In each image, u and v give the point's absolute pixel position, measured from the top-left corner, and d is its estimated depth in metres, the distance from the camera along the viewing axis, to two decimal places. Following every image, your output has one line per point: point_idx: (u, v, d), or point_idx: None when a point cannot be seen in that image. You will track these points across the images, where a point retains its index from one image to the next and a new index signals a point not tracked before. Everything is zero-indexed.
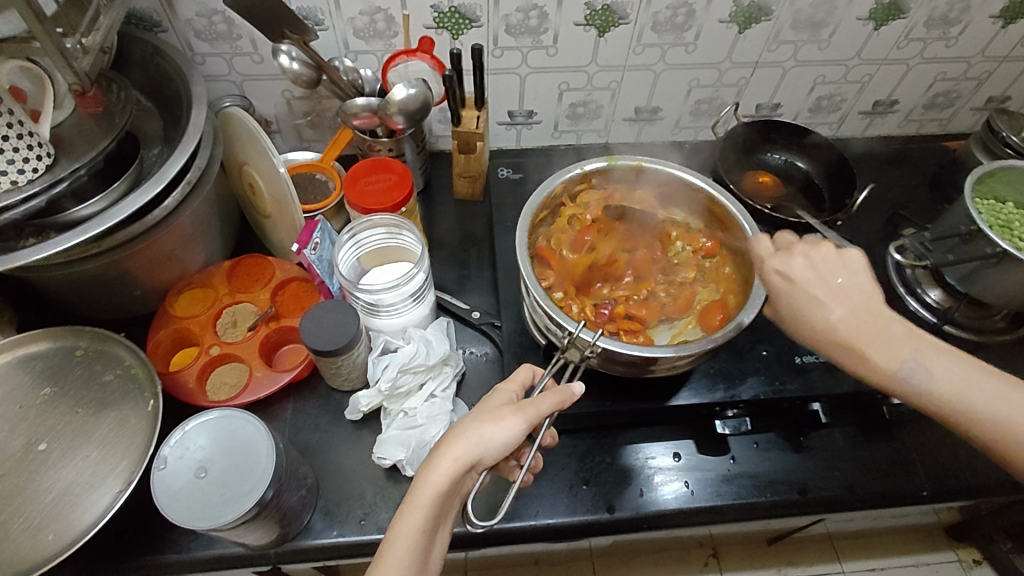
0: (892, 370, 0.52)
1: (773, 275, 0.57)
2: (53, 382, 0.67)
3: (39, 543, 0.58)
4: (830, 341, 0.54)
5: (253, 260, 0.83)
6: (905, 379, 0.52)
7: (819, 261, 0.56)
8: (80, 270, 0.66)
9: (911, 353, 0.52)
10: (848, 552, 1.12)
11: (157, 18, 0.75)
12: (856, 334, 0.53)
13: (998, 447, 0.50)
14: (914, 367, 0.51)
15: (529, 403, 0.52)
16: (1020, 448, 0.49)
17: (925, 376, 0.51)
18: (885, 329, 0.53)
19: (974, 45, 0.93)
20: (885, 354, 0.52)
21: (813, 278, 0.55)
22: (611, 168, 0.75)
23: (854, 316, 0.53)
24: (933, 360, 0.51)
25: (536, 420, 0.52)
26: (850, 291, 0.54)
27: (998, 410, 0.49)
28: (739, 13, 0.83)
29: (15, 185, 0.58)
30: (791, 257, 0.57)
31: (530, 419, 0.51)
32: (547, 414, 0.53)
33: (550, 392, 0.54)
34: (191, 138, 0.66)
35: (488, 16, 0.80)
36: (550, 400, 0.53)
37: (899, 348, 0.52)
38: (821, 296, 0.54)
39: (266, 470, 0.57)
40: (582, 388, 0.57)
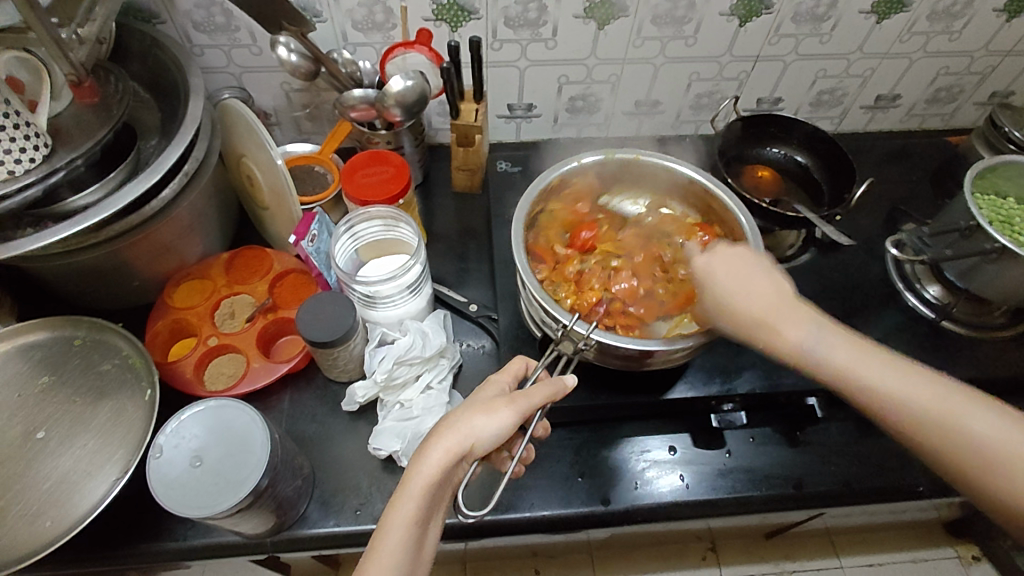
0: (798, 344, 0.53)
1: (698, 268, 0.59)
2: (52, 371, 0.67)
3: (37, 530, 0.58)
4: (743, 318, 0.55)
5: (252, 252, 0.83)
6: (810, 354, 0.53)
7: (728, 252, 0.59)
8: (79, 260, 0.67)
9: (813, 330, 0.53)
10: (847, 548, 1.12)
11: (155, 9, 0.76)
12: (764, 312, 0.54)
13: (906, 426, 0.50)
14: (817, 341, 0.53)
15: (520, 395, 0.52)
16: (926, 425, 0.49)
17: (829, 351, 0.52)
18: (788, 308, 0.54)
19: (978, 39, 0.92)
20: (790, 330, 0.53)
21: (726, 266, 0.58)
22: (607, 161, 0.75)
23: (762, 295, 0.55)
24: (835, 337, 0.53)
25: (527, 412, 0.52)
26: (756, 275, 0.56)
27: (897, 384, 0.50)
28: (740, 6, 0.83)
29: (13, 175, 0.59)
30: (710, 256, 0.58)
31: (522, 411, 0.51)
32: (539, 406, 0.53)
33: (542, 385, 0.54)
34: (188, 129, 0.66)
35: (486, 9, 0.80)
36: (543, 393, 0.54)
37: (802, 324, 0.54)
38: (732, 280, 0.56)
39: (261, 459, 0.57)
40: (574, 379, 0.57)
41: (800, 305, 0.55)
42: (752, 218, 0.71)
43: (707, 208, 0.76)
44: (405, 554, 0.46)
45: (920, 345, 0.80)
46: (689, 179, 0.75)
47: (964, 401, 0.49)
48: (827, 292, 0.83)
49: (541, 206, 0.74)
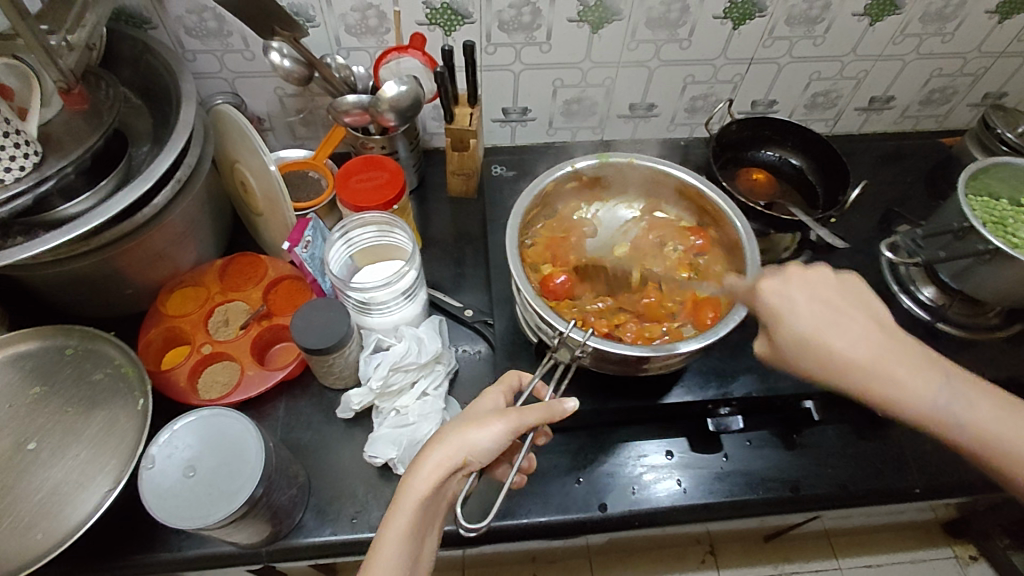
0: (918, 394, 0.50)
1: (777, 300, 0.54)
2: (43, 380, 0.66)
3: (28, 542, 0.58)
4: (858, 366, 0.50)
5: (246, 258, 0.82)
6: (930, 404, 0.50)
7: (823, 285, 0.54)
8: (70, 268, 0.66)
9: (930, 376, 0.51)
10: (845, 549, 1.12)
11: (147, 14, 0.75)
12: (882, 358, 0.51)
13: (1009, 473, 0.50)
14: (937, 390, 0.50)
15: (514, 410, 0.51)
16: None
17: (950, 400, 0.50)
18: (899, 351, 0.51)
19: (971, 40, 0.92)
20: (909, 377, 0.50)
21: (820, 304, 0.53)
22: (602, 165, 0.75)
23: (873, 338, 0.52)
24: (953, 383, 0.51)
25: (522, 429, 0.51)
26: (860, 314, 0.53)
27: (1015, 431, 0.49)
28: (734, 9, 0.83)
29: (2, 182, 0.58)
30: (798, 293, 0.53)
31: (516, 426, 0.51)
32: (532, 427, 0.52)
33: (536, 407, 0.53)
34: (179, 135, 0.66)
35: (480, 13, 0.80)
36: (537, 414, 0.53)
37: (919, 371, 0.51)
38: (838, 320, 0.52)
39: (254, 470, 0.57)
40: (574, 404, 0.55)
41: (910, 346, 0.52)
42: (746, 221, 0.70)
43: (701, 210, 0.76)
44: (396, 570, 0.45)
45: None
46: (682, 182, 0.75)
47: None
48: None
49: (534, 211, 0.73)
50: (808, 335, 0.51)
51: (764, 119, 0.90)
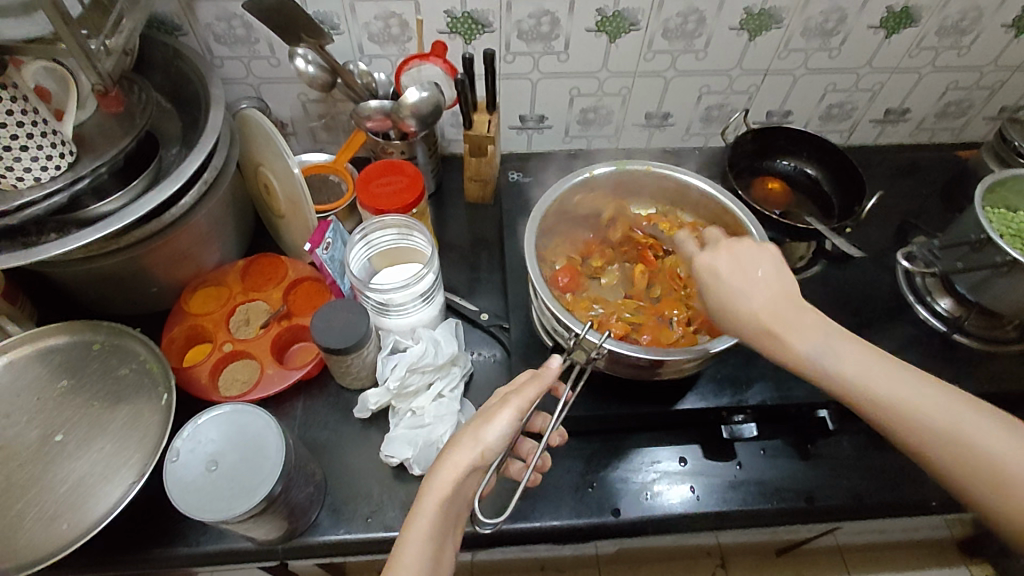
0: (802, 353, 0.52)
1: (700, 266, 0.57)
2: (71, 374, 0.68)
3: (54, 532, 0.59)
4: (753, 320, 0.53)
5: (267, 259, 0.84)
6: (815, 365, 0.51)
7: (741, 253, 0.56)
8: (98, 266, 0.68)
9: (821, 342, 0.52)
10: (857, 564, 1.11)
11: (178, 21, 0.77)
12: (775, 316, 0.53)
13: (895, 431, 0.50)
14: (824, 351, 0.51)
15: (514, 394, 0.53)
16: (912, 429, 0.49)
17: (837, 361, 0.51)
18: (799, 317, 0.53)
19: (987, 54, 0.93)
20: (797, 337, 0.52)
21: (731, 267, 0.55)
22: (620, 172, 0.76)
23: (775, 299, 0.54)
24: (843, 343, 0.52)
25: (525, 409, 0.53)
26: (770, 279, 0.55)
27: (907, 397, 0.49)
28: (750, 21, 0.84)
29: (38, 181, 0.61)
30: (718, 259, 0.56)
31: (517, 406, 0.52)
32: (534, 402, 0.54)
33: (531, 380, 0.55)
34: (207, 138, 0.68)
35: (501, 22, 0.81)
36: (534, 388, 0.54)
37: (808, 331, 0.52)
38: (741, 286, 0.54)
39: (275, 464, 0.58)
40: (559, 361, 0.57)
41: (804, 308, 0.54)
42: (763, 231, 0.71)
43: (718, 217, 0.77)
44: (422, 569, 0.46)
45: (931, 358, 0.80)
46: (700, 191, 0.76)
47: (966, 414, 0.49)
48: (837, 306, 0.83)
49: (553, 214, 0.75)
50: (717, 296, 0.55)
51: (782, 128, 0.91)
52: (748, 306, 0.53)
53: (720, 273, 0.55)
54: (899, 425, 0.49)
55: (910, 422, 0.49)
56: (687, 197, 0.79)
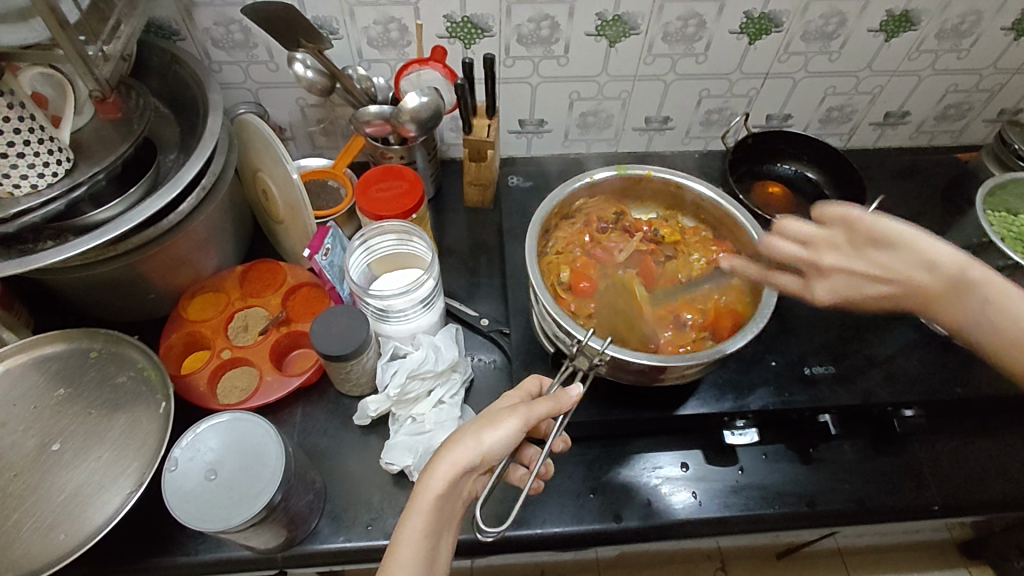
0: (964, 318, 0.56)
1: (820, 282, 0.60)
2: (68, 383, 0.67)
3: (51, 542, 0.58)
4: (904, 293, 0.58)
5: (266, 265, 0.83)
6: (981, 327, 0.56)
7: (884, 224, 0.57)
8: (96, 273, 0.67)
9: (988, 303, 0.55)
10: (859, 568, 1.11)
11: (176, 27, 0.77)
12: (901, 286, 0.57)
13: (998, 353, 0.56)
14: (981, 308, 0.55)
15: (522, 406, 0.52)
16: (1007, 346, 0.55)
17: (981, 314, 0.55)
18: (920, 280, 0.57)
19: (986, 57, 0.93)
20: (962, 305, 0.56)
21: (852, 266, 0.59)
22: (620, 177, 0.76)
23: (909, 266, 0.57)
24: (979, 287, 0.55)
25: (531, 422, 0.52)
26: (911, 248, 0.56)
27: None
28: (750, 25, 0.84)
29: (35, 188, 0.61)
30: (831, 270, 0.59)
31: (527, 419, 0.51)
32: (544, 418, 0.53)
33: (545, 397, 0.54)
34: (206, 144, 0.67)
35: (500, 26, 0.81)
36: (546, 406, 0.53)
37: (966, 300, 0.56)
38: (860, 278, 0.59)
39: (275, 473, 0.57)
40: (578, 389, 0.56)
41: (946, 274, 0.56)
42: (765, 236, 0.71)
43: (719, 221, 0.77)
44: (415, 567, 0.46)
45: (934, 362, 0.79)
46: (701, 194, 0.76)
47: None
48: (838, 311, 0.83)
49: (552, 218, 0.74)
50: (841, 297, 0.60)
51: (780, 132, 0.91)
52: (869, 290, 0.58)
53: (834, 278, 0.59)
54: (1000, 348, 0.56)
55: (1021, 347, 0.54)
56: (688, 202, 0.79)
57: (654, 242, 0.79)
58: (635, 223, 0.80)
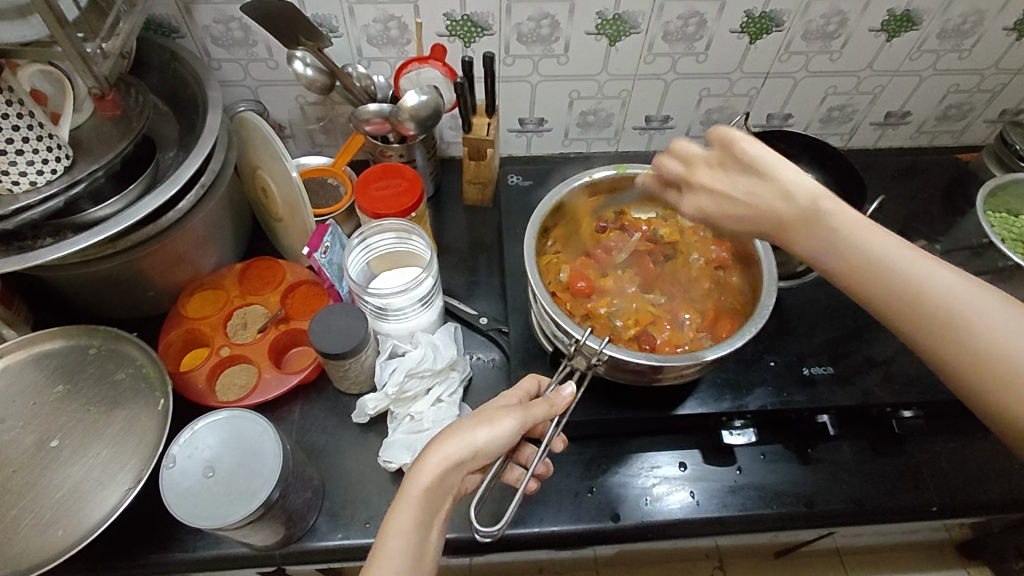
0: (811, 250, 0.51)
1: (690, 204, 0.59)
2: (67, 379, 0.68)
3: (49, 538, 0.59)
4: (761, 220, 0.54)
5: (265, 263, 0.84)
6: (828, 259, 0.50)
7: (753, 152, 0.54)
8: (94, 270, 0.67)
9: (835, 233, 0.49)
10: (856, 568, 1.11)
11: (175, 24, 0.77)
12: (756, 213, 0.54)
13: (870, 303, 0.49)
14: (830, 244, 0.50)
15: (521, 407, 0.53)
16: (875, 294, 0.48)
17: (835, 250, 0.49)
18: (776, 212, 0.53)
19: (988, 57, 0.92)
20: (808, 234, 0.51)
21: (714, 187, 0.56)
22: (619, 176, 0.76)
23: (771, 194, 0.53)
24: (833, 220, 0.50)
25: (529, 425, 0.52)
26: (769, 176, 0.53)
27: (907, 273, 0.47)
28: (750, 24, 0.84)
29: (34, 185, 0.61)
30: (701, 187, 0.57)
31: (523, 420, 0.52)
32: (541, 421, 0.54)
33: (541, 399, 0.55)
34: (206, 141, 0.67)
35: (500, 24, 0.81)
36: (543, 409, 0.54)
37: (817, 232, 0.50)
38: (723, 199, 0.56)
39: (272, 470, 0.57)
40: (572, 388, 0.57)
41: (797, 203, 0.52)
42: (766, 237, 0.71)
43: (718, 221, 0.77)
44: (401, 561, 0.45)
45: None
46: None
47: (977, 298, 0.45)
48: (838, 311, 0.83)
49: (552, 218, 0.75)
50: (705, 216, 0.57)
51: (780, 132, 0.90)
52: (736, 216, 0.55)
53: (701, 200, 0.57)
54: (885, 298, 0.47)
55: (902, 294, 0.47)
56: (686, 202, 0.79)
57: (654, 242, 0.79)
58: (634, 224, 0.81)
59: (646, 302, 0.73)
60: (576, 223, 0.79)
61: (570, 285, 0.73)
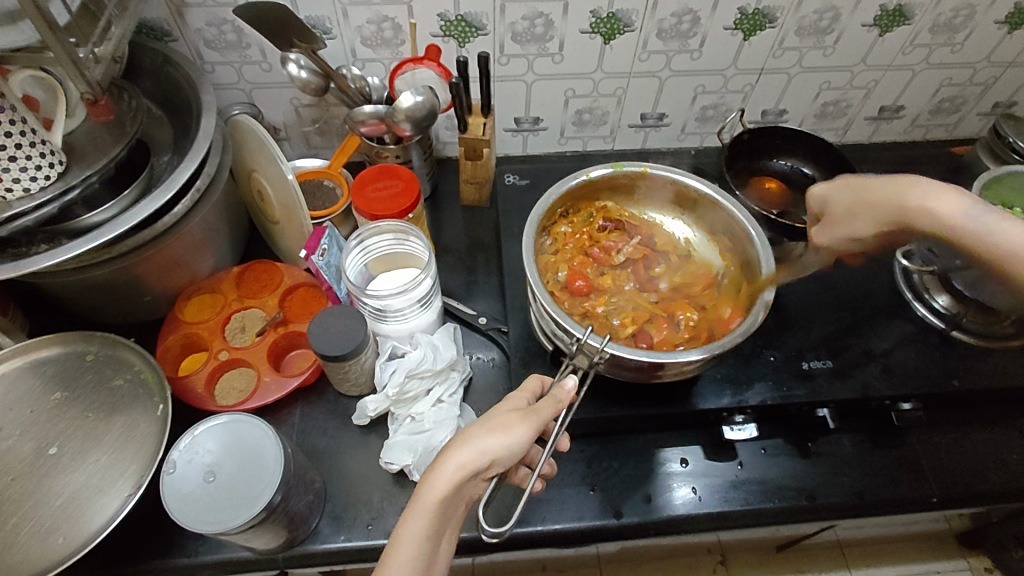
0: (944, 216, 0.59)
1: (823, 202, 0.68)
2: (64, 387, 0.67)
3: (49, 547, 0.58)
4: (892, 208, 0.62)
5: (262, 266, 0.83)
6: (977, 225, 0.57)
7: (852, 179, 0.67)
8: (92, 276, 0.67)
9: (958, 200, 0.59)
10: (858, 560, 1.11)
11: (168, 27, 0.77)
12: (886, 201, 0.62)
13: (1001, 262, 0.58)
14: (968, 208, 0.58)
15: (531, 411, 0.52)
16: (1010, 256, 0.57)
17: (969, 213, 0.58)
18: (890, 188, 0.62)
19: (979, 51, 0.93)
20: (927, 204, 0.60)
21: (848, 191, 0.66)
22: (616, 174, 0.76)
23: (889, 194, 0.62)
24: (962, 198, 0.59)
25: (539, 427, 0.52)
26: (879, 185, 0.63)
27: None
28: (744, 21, 0.84)
29: (28, 192, 0.60)
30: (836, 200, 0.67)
31: (535, 426, 0.52)
32: (548, 421, 0.54)
33: (546, 398, 0.55)
34: (200, 146, 0.67)
35: (494, 24, 0.81)
36: (550, 408, 0.54)
37: (942, 197, 0.59)
38: (848, 205, 0.66)
39: (275, 474, 0.57)
40: (573, 382, 0.57)
41: (911, 186, 0.61)
42: (762, 232, 0.71)
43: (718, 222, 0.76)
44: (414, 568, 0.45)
45: (932, 355, 0.79)
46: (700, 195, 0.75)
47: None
48: (835, 305, 0.83)
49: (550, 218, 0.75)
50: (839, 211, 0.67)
51: (779, 129, 0.91)
52: (887, 206, 0.62)
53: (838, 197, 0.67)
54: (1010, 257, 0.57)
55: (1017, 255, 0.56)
56: (692, 205, 0.78)
57: (651, 243, 0.79)
58: (634, 223, 0.80)
59: (645, 302, 0.74)
60: (578, 219, 0.79)
61: (571, 285, 0.73)
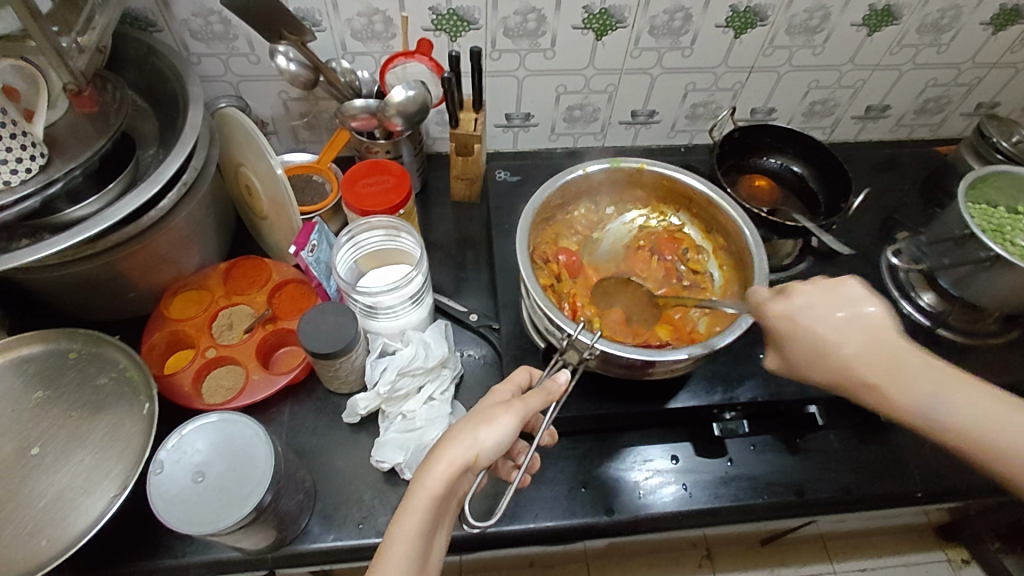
0: (917, 408, 0.49)
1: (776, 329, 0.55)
2: (46, 385, 0.66)
3: (32, 550, 0.57)
4: (880, 386, 0.50)
5: (250, 261, 0.82)
6: (935, 415, 0.48)
7: (812, 289, 0.54)
8: (74, 272, 0.65)
9: (935, 390, 0.48)
10: (840, 553, 1.13)
11: (153, 18, 0.75)
12: (873, 368, 0.50)
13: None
14: (940, 404, 0.48)
15: (518, 401, 0.52)
16: None
17: (953, 413, 0.47)
18: (872, 368, 0.50)
19: (965, 51, 0.94)
20: (913, 393, 0.49)
21: (811, 311, 0.53)
22: (613, 170, 0.76)
23: (860, 362, 0.51)
24: (957, 390, 0.48)
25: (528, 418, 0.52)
26: (835, 336, 0.52)
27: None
28: (735, 19, 0.84)
29: (9, 185, 0.58)
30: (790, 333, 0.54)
31: (523, 416, 0.51)
32: (537, 413, 0.53)
33: (536, 390, 0.54)
34: (187, 139, 0.66)
35: (486, 19, 0.80)
36: (539, 398, 0.53)
37: (920, 386, 0.49)
38: (816, 329, 0.52)
39: (264, 474, 0.56)
40: (565, 376, 0.56)
41: (868, 347, 0.51)
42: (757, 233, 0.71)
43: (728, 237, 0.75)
44: (410, 567, 0.45)
45: None
46: (720, 210, 0.74)
47: None
48: None
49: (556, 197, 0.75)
50: (810, 352, 0.53)
51: (824, 150, 0.89)
52: (841, 365, 0.51)
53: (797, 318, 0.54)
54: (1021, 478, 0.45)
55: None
56: (738, 250, 0.73)
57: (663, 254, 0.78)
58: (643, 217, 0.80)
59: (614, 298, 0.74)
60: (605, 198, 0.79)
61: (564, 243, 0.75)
